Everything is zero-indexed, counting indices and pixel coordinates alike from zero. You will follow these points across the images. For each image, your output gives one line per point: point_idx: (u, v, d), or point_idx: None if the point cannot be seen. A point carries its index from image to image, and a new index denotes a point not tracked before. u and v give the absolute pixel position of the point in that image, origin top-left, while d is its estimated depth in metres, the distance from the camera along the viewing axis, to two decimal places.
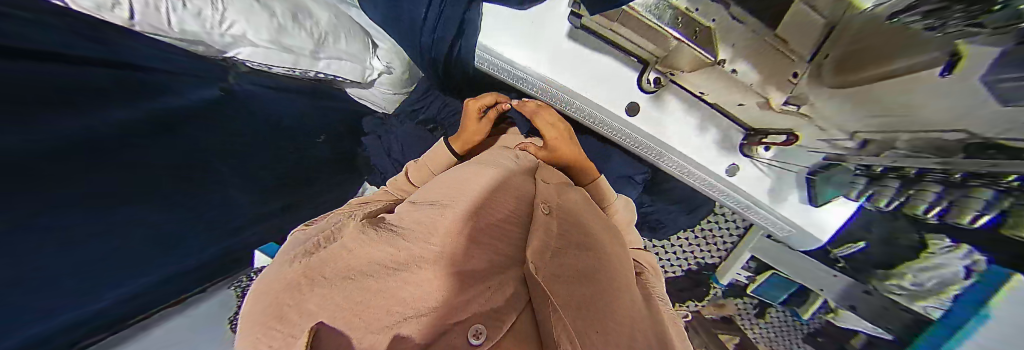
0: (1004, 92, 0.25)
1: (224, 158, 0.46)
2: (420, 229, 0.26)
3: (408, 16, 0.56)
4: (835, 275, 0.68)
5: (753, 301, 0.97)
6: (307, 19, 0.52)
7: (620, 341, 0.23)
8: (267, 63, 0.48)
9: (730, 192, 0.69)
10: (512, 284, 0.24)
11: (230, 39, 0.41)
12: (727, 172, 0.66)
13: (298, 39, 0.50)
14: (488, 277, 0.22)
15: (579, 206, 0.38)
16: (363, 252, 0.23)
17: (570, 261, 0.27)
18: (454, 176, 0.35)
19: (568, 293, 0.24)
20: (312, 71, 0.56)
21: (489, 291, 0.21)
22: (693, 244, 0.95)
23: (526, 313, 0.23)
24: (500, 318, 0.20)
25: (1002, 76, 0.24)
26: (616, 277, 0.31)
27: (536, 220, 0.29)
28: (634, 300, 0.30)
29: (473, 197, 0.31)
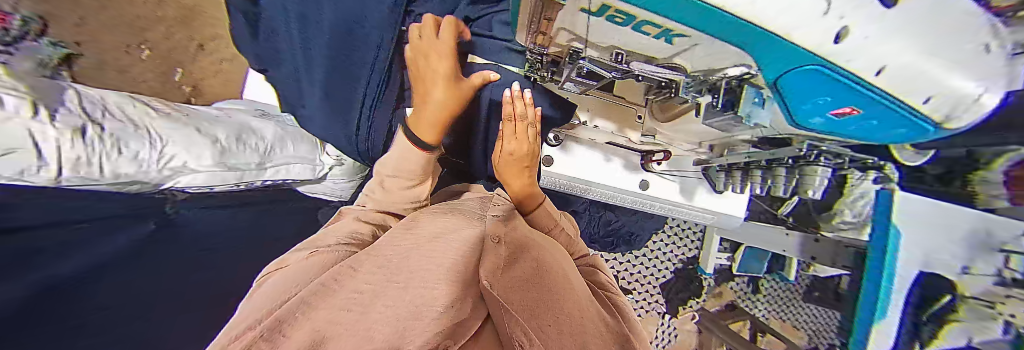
0: (718, 123, 0.37)
1: (162, 289, 0.42)
2: (387, 273, 0.28)
3: (339, 119, 0.56)
4: (789, 233, 0.72)
5: (745, 280, 1.02)
6: (252, 137, 0.55)
7: (572, 336, 0.24)
8: (210, 184, 0.48)
9: (652, 201, 0.71)
10: (471, 305, 0.26)
11: (169, 172, 0.42)
12: (641, 187, 0.67)
13: (241, 156, 0.51)
14: (453, 304, 0.25)
15: (530, 234, 0.41)
16: (339, 297, 0.24)
17: (517, 274, 0.30)
18: (433, 226, 0.39)
19: (517, 299, 0.25)
20: (257, 181, 0.56)
21: (453, 308, 0.24)
22: (669, 244, 1.01)
23: (484, 332, 0.26)
24: (457, 334, 0.22)
25: (716, 116, 0.36)
26: (565, 281, 0.34)
27: (486, 248, 0.34)
28: (586, 308, 0.30)
29: (433, 239, 0.35)
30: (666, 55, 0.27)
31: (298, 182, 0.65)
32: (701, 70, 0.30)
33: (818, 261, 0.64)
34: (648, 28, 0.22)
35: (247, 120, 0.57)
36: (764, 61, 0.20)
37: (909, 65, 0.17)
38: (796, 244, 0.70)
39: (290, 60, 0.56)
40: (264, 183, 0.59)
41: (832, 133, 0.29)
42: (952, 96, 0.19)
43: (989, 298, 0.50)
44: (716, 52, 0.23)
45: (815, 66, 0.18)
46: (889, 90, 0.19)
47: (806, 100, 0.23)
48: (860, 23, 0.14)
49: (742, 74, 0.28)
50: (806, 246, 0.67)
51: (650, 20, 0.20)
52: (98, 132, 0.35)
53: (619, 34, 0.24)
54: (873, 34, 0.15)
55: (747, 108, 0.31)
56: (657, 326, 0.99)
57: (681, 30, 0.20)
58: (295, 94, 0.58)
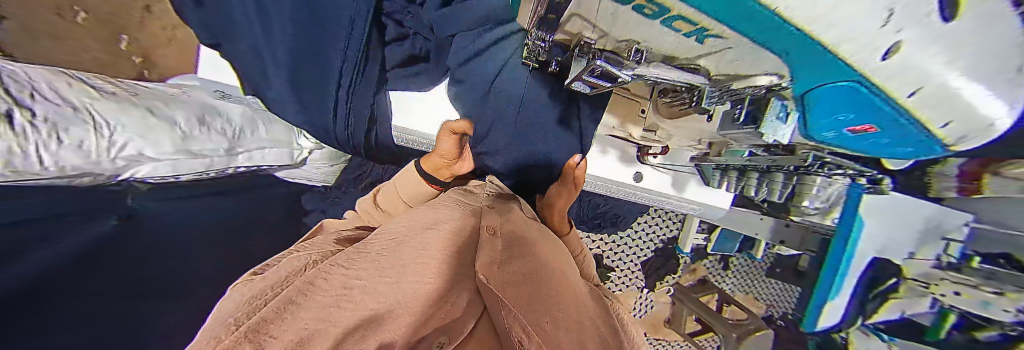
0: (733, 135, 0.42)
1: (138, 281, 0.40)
2: (378, 269, 0.28)
3: (312, 101, 0.53)
4: (762, 218, 0.75)
5: (717, 257, 1.10)
6: (215, 120, 0.51)
7: (570, 322, 0.25)
8: (174, 172, 0.46)
9: (642, 193, 0.73)
10: (468, 298, 0.28)
11: (123, 162, 0.39)
12: (634, 180, 0.69)
13: (207, 141, 0.48)
14: (444, 300, 0.26)
15: (525, 227, 0.41)
16: (329, 294, 0.24)
17: (514, 269, 0.30)
18: (413, 221, 0.39)
19: (512, 293, 0.26)
20: (228, 167, 0.55)
21: (444, 308, 0.25)
22: (653, 225, 1.05)
23: (479, 329, 0.27)
24: (453, 330, 0.24)
25: (733, 130, 0.40)
26: (560, 273, 0.34)
27: (480, 240, 0.34)
28: (579, 300, 0.31)
29: (423, 230, 0.35)
30: (690, 55, 0.29)
31: (274, 167, 0.64)
32: (724, 74, 0.32)
33: (785, 244, 0.72)
34: (679, 25, 0.22)
35: (207, 102, 0.53)
36: (805, 68, 0.23)
37: (945, 96, 0.20)
38: (768, 228, 0.75)
39: (246, 32, 0.49)
40: (236, 170, 0.57)
41: (848, 140, 0.33)
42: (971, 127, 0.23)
43: (926, 279, 0.57)
44: (747, 56, 0.25)
45: (849, 82, 0.22)
46: (916, 109, 0.23)
47: (842, 109, 0.27)
48: (912, 43, 0.16)
49: (768, 87, 0.30)
50: (777, 230, 0.73)
51: (683, 15, 0.20)
52: (29, 117, 0.29)
53: (643, 28, 0.25)
54: (925, 51, 0.17)
55: (769, 124, 0.34)
56: (635, 299, 1.08)
57: (717, 30, 0.21)
58: (259, 73, 0.51)
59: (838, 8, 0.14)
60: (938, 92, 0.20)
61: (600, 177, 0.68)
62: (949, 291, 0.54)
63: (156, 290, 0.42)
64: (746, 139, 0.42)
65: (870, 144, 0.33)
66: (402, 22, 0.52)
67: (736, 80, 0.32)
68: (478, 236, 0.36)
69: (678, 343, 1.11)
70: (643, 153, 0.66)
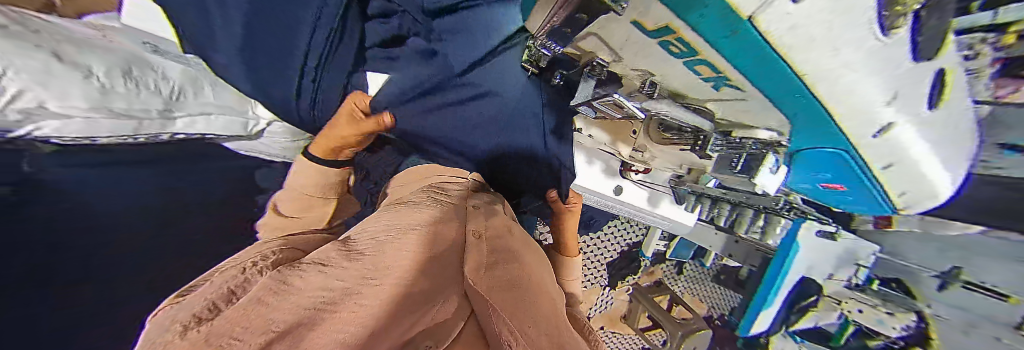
0: (722, 175, 0.43)
1: (49, 244, 0.34)
2: (360, 269, 0.26)
3: (272, 69, 0.47)
4: (717, 233, 0.81)
5: (673, 262, 1.19)
6: (145, 74, 0.49)
7: (551, 334, 0.24)
8: (83, 133, 0.42)
9: (618, 205, 0.74)
10: (456, 304, 0.23)
11: (18, 115, 0.35)
12: (615, 192, 0.70)
13: (133, 99, 0.47)
14: (421, 304, 0.21)
15: (507, 234, 0.41)
16: (304, 295, 0.20)
17: (499, 274, 0.29)
18: (391, 221, 0.36)
19: (499, 297, 0.25)
20: (163, 133, 0.52)
21: (434, 309, 0.23)
22: (621, 229, 1.11)
23: (466, 333, 0.20)
24: (440, 333, 0.18)
25: (721, 174, 0.42)
26: (539, 283, 0.34)
27: (467, 243, 0.34)
28: (557, 310, 0.31)
29: (404, 230, 0.34)
30: (700, 98, 0.32)
31: (224, 139, 0.62)
32: (729, 121, 0.35)
33: (732, 258, 0.78)
34: (701, 68, 0.25)
35: (140, 53, 0.50)
36: (807, 138, 0.31)
37: (907, 167, 0.31)
38: (721, 242, 0.81)
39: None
40: (174, 136, 0.54)
41: (823, 194, 0.43)
42: (916, 191, 0.35)
43: (839, 297, 0.68)
44: (752, 108, 0.29)
45: (838, 150, 0.29)
46: (883, 176, 0.33)
47: (821, 173, 0.36)
48: (899, 125, 0.24)
49: (771, 142, 0.35)
50: (727, 245, 0.80)
51: (711, 63, 0.24)
52: None
53: (663, 64, 0.27)
54: (904, 131, 0.25)
55: (762, 175, 0.36)
56: (598, 295, 1.14)
57: (736, 80, 0.25)
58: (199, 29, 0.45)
59: (855, 91, 0.21)
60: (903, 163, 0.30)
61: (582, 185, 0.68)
62: (855, 309, 0.66)
63: (69, 260, 0.36)
64: (733, 182, 0.44)
65: (836, 201, 0.44)
66: None
67: (738, 128, 0.36)
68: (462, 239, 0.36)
69: (630, 336, 1.21)
70: (626, 169, 0.68)
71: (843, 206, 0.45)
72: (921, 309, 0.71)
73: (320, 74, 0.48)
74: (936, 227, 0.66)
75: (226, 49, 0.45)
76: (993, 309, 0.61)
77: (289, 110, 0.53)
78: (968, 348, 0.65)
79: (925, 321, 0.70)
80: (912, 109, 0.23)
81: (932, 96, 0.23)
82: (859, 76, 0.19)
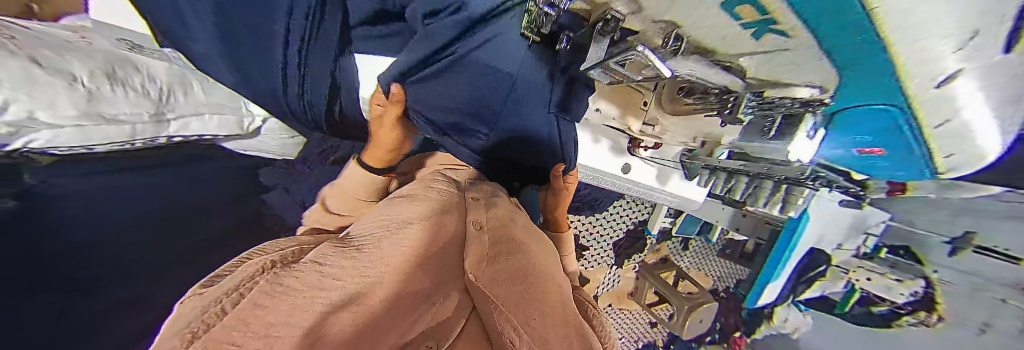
0: (749, 144, 0.48)
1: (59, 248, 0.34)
2: (363, 265, 0.26)
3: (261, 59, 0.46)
4: (724, 208, 0.79)
5: (680, 239, 1.20)
6: (132, 75, 0.48)
7: (552, 321, 0.26)
8: (81, 141, 0.43)
9: (627, 184, 0.74)
10: (456, 301, 0.27)
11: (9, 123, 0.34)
12: (623, 171, 0.69)
13: (122, 105, 0.45)
14: (422, 301, 0.24)
15: (509, 222, 0.42)
16: (302, 295, 0.21)
17: (501, 267, 0.31)
18: (390, 213, 0.36)
19: (502, 293, 0.26)
20: (159, 137, 0.53)
21: (435, 307, 0.25)
22: (627, 209, 1.10)
23: (469, 327, 0.26)
24: (439, 334, 0.23)
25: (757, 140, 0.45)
26: (542, 267, 0.36)
27: (468, 236, 0.35)
28: (561, 294, 0.33)
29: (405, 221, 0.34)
30: (732, 52, 0.28)
31: (222, 139, 0.64)
32: (761, 79, 0.32)
33: (740, 230, 0.79)
34: (743, 10, 0.21)
35: (120, 52, 0.49)
36: (860, 93, 0.30)
37: (961, 123, 0.29)
38: (727, 217, 0.80)
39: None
40: (168, 140, 0.56)
41: (864, 156, 0.44)
42: (958, 148, 0.33)
43: (847, 266, 0.73)
44: (796, 59, 0.26)
45: (892, 104, 0.29)
46: (933, 140, 0.33)
47: (862, 131, 0.37)
48: (969, 75, 0.23)
49: (807, 99, 0.32)
50: (733, 220, 0.79)
51: (760, 3, 0.19)
52: None
53: (693, 9, 0.23)
54: (971, 84, 0.24)
55: (799, 141, 0.39)
56: (605, 275, 1.17)
57: (788, 26, 0.21)
58: (178, 18, 0.44)
59: (939, 28, 0.18)
60: (959, 124, 0.29)
61: (590, 165, 0.67)
62: (862, 277, 0.71)
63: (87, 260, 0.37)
64: (757, 152, 0.48)
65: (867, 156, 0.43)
66: None
67: (772, 87, 0.33)
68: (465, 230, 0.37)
69: (638, 311, 1.25)
70: (636, 145, 0.66)
71: (881, 169, 0.45)
72: (926, 275, 0.68)
73: (306, 52, 0.46)
74: (954, 189, 0.58)
75: (213, 37, 0.44)
76: (1008, 272, 0.56)
77: (283, 102, 0.54)
78: (968, 307, 0.63)
79: (931, 287, 0.68)
80: (989, 59, 0.21)
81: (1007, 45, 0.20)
82: (929, 17, 0.17)
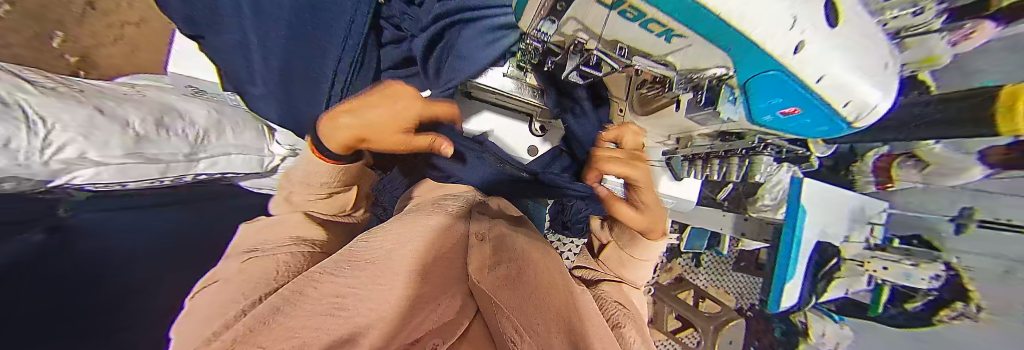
0: (698, 117, 0.46)
1: None
2: (368, 276, 0.28)
3: (301, 101, 0.58)
4: (725, 214, 0.83)
5: (691, 255, 1.17)
6: (177, 119, 0.54)
7: (558, 329, 0.27)
8: (120, 178, 0.48)
9: (619, 191, 0.79)
10: (460, 302, 0.31)
11: (59, 162, 0.39)
12: (615, 178, 0.76)
13: (163, 147, 0.51)
14: (430, 303, 0.27)
15: (521, 241, 0.43)
16: (319, 302, 0.24)
17: (501, 273, 0.32)
18: (396, 230, 0.39)
19: (506, 297, 0.28)
20: (188, 174, 0.58)
21: (441, 307, 0.28)
22: None
23: (473, 331, 0.32)
24: (446, 331, 0.27)
25: (694, 115, 0.47)
26: (544, 275, 0.36)
27: (470, 247, 0.38)
28: (563, 299, 0.33)
29: (410, 239, 0.36)
30: (660, 53, 0.32)
31: (240, 175, 0.69)
32: (686, 69, 0.35)
33: (746, 236, 0.78)
34: (652, 26, 0.25)
35: (167, 99, 0.57)
36: (740, 69, 0.28)
37: (836, 78, 0.26)
38: (731, 222, 0.82)
39: (234, 24, 0.54)
40: (196, 177, 0.61)
41: (780, 129, 0.41)
42: (860, 102, 0.30)
43: (861, 258, 0.66)
44: (703, 53, 0.28)
45: (775, 71, 0.26)
46: (831, 101, 0.29)
47: (761, 103, 0.34)
48: (811, 40, 0.22)
49: (718, 78, 0.36)
50: (738, 224, 0.80)
51: (655, 18, 0.23)
52: None
53: (623, 29, 0.28)
54: (818, 48, 0.23)
55: (724, 105, 0.40)
56: None
57: (681, 30, 0.24)
58: (245, 72, 0.57)
59: (762, 16, 0.19)
60: (835, 79, 0.26)
61: None
62: (879, 267, 0.64)
63: None
64: (709, 120, 0.47)
65: (794, 128, 0.39)
66: (398, 25, 0.55)
67: (693, 74, 0.36)
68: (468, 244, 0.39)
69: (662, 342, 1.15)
70: None
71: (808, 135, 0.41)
72: (946, 259, 0.60)
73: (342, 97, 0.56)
74: (940, 178, 0.57)
75: (268, 83, 0.57)
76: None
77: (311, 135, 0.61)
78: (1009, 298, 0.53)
79: (955, 272, 0.59)
80: (820, 25, 0.21)
81: (829, 13, 0.22)
82: (765, 6, 0.18)
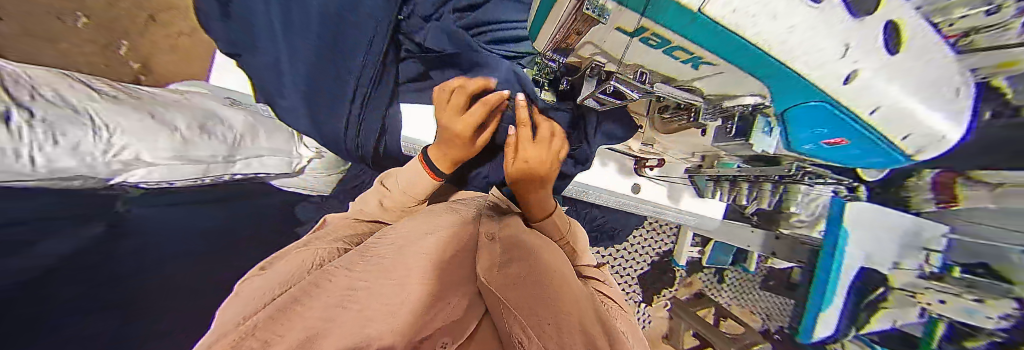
0: (726, 146, 0.45)
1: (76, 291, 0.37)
2: (389, 283, 0.29)
3: (326, 105, 0.58)
4: (753, 230, 0.78)
5: (713, 271, 1.11)
6: (217, 125, 0.60)
7: (572, 325, 0.26)
8: (167, 177, 0.50)
9: (639, 204, 0.77)
10: (467, 302, 0.33)
11: (119, 164, 0.43)
12: (633, 191, 0.75)
13: (206, 148, 0.55)
14: (440, 304, 0.29)
15: (529, 234, 0.44)
16: (335, 294, 0.27)
17: (511, 271, 0.34)
18: (411, 225, 0.42)
19: (511, 297, 0.30)
20: (224, 174, 0.61)
21: (450, 306, 0.30)
22: (648, 238, 1.07)
23: (481, 329, 0.33)
24: (456, 330, 0.29)
25: (721, 141, 0.45)
26: (560, 274, 0.36)
27: (480, 245, 0.39)
28: (580, 300, 0.33)
29: (423, 234, 0.38)
30: (686, 78, 0.30)
31: (271, 176, 0.72)
32: (716, 95, 0.32)
33: (775, 255, 0.70)
34: (678, 53, 0.24)
35: (212, 107, 0.63)
36: (778, 96, 0.26)
37: (896, 107, 0.23)
38: (758, 240, 0.76)
39: (267, 44, 0.58)
40: (231, 177, 0.64)
41: (817, 157, 0.38)
42: (923, 134, 0.26)
43: (912, 288, 0.57)
44: (734, 80, 0.26)
45: (820, 102, 0.23)
46: (885, 134, 0.26)
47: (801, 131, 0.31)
48: (865, 70, 0.19)
49: (756, 105, 0.32)
50: (766, 243, 0.73)
51: (682, 45, 0.22)
52: (27, 118, 0.33)
53: (645, 54, 0.27)
54: (874, 77, 0.20)
55: (757, 136, 0.38)
56: (635, 314, 1.06)
57: (710, 58, 0.22)
58: (273, 83, 0.59)
59: (807, 45, 0.17)
60: (895, 109, 0.23)
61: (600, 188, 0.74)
62: (935, 300, 0.55)
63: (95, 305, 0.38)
64: (740, 149, 0.45)
65: (841, 157, 0.35)
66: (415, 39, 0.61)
67: (726, 99, 0.33)
68: (478, 241, 0.41)
69: None
70: (642, 165, 0.72)
71: (851, 164, 0.37)
72: (1018, 294, 0.48)
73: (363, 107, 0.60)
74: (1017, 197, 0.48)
75: (293, 98, 0.57)
76: None
77: (333, 142, 0.62)
78: None
79: None
80: (878, 53, 0.19)
81: (892, 40, 0.19)
82: (812, 36, 0.16)
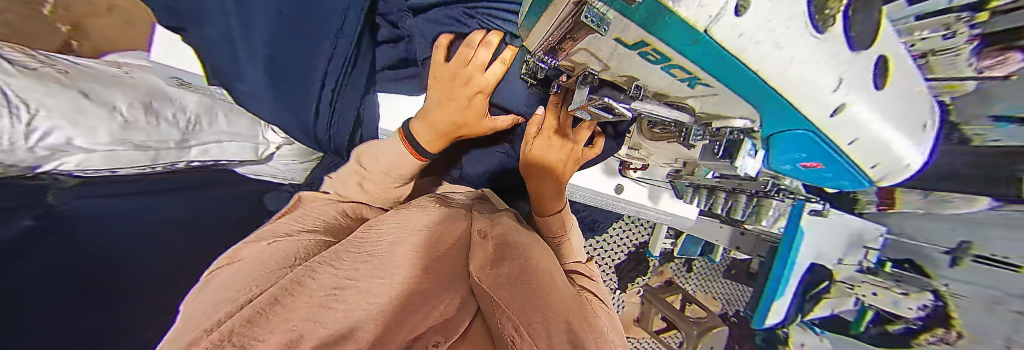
0: (713, 164, 0.48)
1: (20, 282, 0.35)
2: (368, 280, 0.29)
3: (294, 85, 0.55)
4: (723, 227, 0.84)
5: (683, 261, 1.19)
6: (165, 107, 0.58)
7: (557, 325, 0.28)
8: (107, 165, 0.53)
9: (620, 203, 0.81)
10: (460, 301, 0.31)
11: (44, 149, 0.43)
12: (616, 191, 0.78)
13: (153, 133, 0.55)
14: (428, 302, 0.29)
15: (520, 236, 0.44)
16: (317, 294, 0.26)
17: (506, 271, 0.33)
18: (400, 223, 0.41)
19: (506, 295, 0.29)
20: (181, 160, 0.63)
21: (440, 305, 0.29)
22: (626, 229, 1.13)
23: (473, 328, 0.31)
24: (448, 328, 0.28)
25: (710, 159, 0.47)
26: (544, 272, 0.37)
27: (473, 242, 0.39)
28: (563, 298, 0.34)
29: (412, 233, 0.38)
30: (679, 95, 0.30)
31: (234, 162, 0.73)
32: (706, 113, 0.33)
33: (740, 249, 0.78)
34: (675, 71, 0.23)
35: (158, 86, 0.59)
36: (767, 122, 0.26)
37: (875, 140, 0.24)
38: (727, 236, 0.83)
39: (220, 13, 0.51)
40: (188, 164, 0.66)
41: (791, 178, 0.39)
42: (892, 163, 0.28)
43: (851, 281, 0.65)
44: (728, 103, 0.26)
45: (804, 131, 0.23)
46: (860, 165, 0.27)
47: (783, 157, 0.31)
48: (855, 104, 0.19)
49: (745, 128, 0.32)
50: (732, 239, 0.81)
51: (681, 65, 0.21)
52: None
53: (642, 68, 0.26)
54: (860, 112, 0.20)
55: (743, 158, 0.37)
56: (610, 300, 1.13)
57: (707, 79, 0.22)
58: (229, 59, 0.55)
59: (806, 76, 0.16)
60: (873, 141, 0.24)
61: (587, 187, 0.76)
62: (870, 292, 0.63)
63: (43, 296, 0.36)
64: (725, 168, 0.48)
65: (813, 180, 0.36)
66: (394, 23, 0.54)
67: (716, 119, 0.33)
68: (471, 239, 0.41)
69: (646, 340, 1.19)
70: (626, 166, 0.75)
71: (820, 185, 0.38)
72: (935, 287, 0.57)
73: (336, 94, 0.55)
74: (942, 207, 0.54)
75: (256, 82, 0.55)
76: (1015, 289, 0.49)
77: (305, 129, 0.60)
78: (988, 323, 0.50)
79: (942, 300, 0.56)
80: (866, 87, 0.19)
81: (878, 73, 0.20)
82: (811, 69, 0.16)
